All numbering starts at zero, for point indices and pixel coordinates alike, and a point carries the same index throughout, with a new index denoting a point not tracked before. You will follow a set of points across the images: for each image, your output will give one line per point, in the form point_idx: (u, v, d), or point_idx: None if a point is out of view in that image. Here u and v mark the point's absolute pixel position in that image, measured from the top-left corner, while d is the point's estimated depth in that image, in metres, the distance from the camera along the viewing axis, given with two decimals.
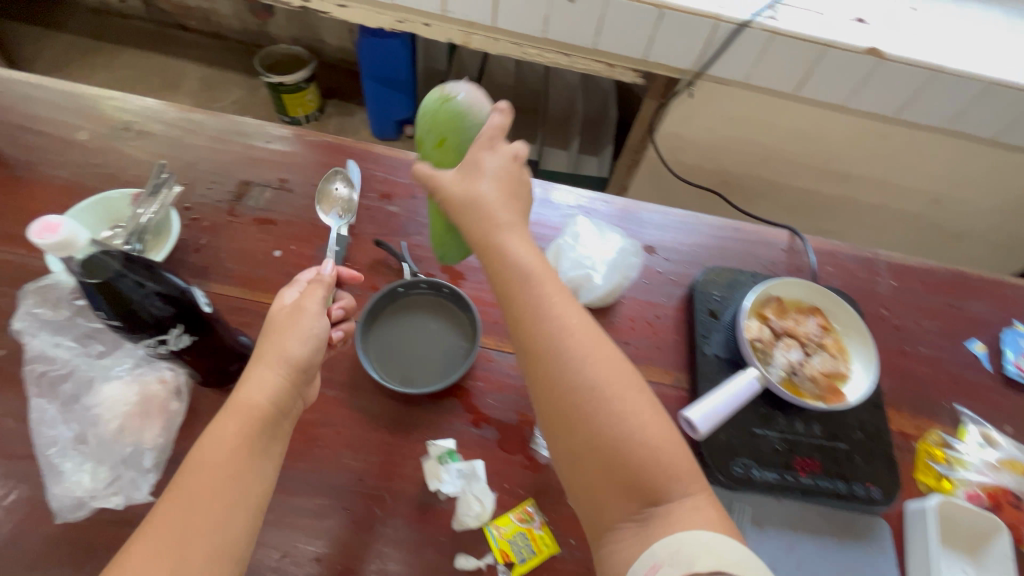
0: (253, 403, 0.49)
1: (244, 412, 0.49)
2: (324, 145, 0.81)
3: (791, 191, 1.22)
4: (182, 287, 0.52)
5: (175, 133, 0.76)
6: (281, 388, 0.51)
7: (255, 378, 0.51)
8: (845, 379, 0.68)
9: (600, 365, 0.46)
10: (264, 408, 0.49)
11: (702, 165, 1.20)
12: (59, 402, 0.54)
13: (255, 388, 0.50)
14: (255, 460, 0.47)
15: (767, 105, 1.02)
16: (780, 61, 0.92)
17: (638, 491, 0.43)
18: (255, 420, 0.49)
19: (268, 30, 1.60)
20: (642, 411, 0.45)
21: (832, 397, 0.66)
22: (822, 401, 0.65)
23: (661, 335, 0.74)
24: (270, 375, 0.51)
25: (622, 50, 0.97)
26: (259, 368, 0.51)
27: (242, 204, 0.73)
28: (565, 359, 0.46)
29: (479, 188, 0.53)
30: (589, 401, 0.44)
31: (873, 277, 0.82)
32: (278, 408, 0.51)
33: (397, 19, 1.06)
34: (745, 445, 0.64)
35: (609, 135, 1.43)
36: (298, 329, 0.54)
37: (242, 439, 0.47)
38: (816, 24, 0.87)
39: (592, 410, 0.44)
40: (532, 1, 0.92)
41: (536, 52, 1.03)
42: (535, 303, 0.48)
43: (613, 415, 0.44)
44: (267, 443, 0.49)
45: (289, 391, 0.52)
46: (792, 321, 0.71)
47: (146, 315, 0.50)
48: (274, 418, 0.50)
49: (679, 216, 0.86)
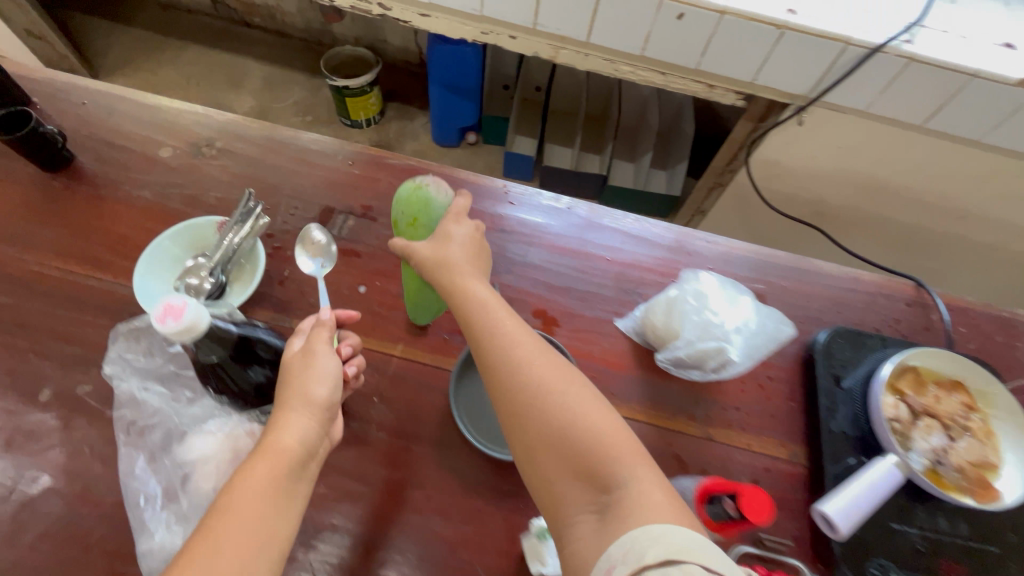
0: (283, 445, 0.43)
1: (271, 455, 0.42)
2: (407, 169, 0.75)
3: (897, 229, 1.03)
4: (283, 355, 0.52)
5: (259, 155, 0.73)
6: (307, 428, 0.44)
7: (280, 419, 0.44)
8: (997, 472, 0.56)
9: (544, 365, 0.46)
10: (294, 450, 0.43)
11: (796, 196, 1.03)
12: (148, 454, 0.50)
13: (282, 429, 0.44)
14: (280, 511, 0.41)
15: (888, 139, 0.86)
16: (914, 91, 0.77)
17: (592, 477, 0.41)
18: (284, 465, 0.42)
19: (332, 30, 1.56)
20: (579, 397, 0.44)
21: (986, 495, 0.54)
22: (975, 500, 0.53)
23: (774, 401, 0.63)
24: (302, 418, 0.45)
25: (727, 71, 0.84)
26: (287, 410, 0.45)
27: (325, 233, 0.69)
28: (508, 362, 0.46)
29: (449, 251, 0.55)
30: (528, 388, 0.45)
31: (1011, 342, 0.70)
32: (309, 452, 0.44)
33: (481, 30, 0.92)
34: (881, 543, 0.53)
35: (683, 153, 1.34)
36: (316, 370, 0.47)
37: (268, 486, 0.41)
38: (961, 49, 0.73)
39: (532, 398, 0.44)
40: (633, 16, 0.79)
41: (629, 69, 0.90)
42: (476, 311, 0.50)
43: (556, 408, 0.43)
44: (294, 491, 0.42)
45: (319, 432, 0.45)
46: (931, 397, 0.59)
47: (253, 386, 0.49)
48: (302, 462, 0.44)
49: (786, 258, 0.75)
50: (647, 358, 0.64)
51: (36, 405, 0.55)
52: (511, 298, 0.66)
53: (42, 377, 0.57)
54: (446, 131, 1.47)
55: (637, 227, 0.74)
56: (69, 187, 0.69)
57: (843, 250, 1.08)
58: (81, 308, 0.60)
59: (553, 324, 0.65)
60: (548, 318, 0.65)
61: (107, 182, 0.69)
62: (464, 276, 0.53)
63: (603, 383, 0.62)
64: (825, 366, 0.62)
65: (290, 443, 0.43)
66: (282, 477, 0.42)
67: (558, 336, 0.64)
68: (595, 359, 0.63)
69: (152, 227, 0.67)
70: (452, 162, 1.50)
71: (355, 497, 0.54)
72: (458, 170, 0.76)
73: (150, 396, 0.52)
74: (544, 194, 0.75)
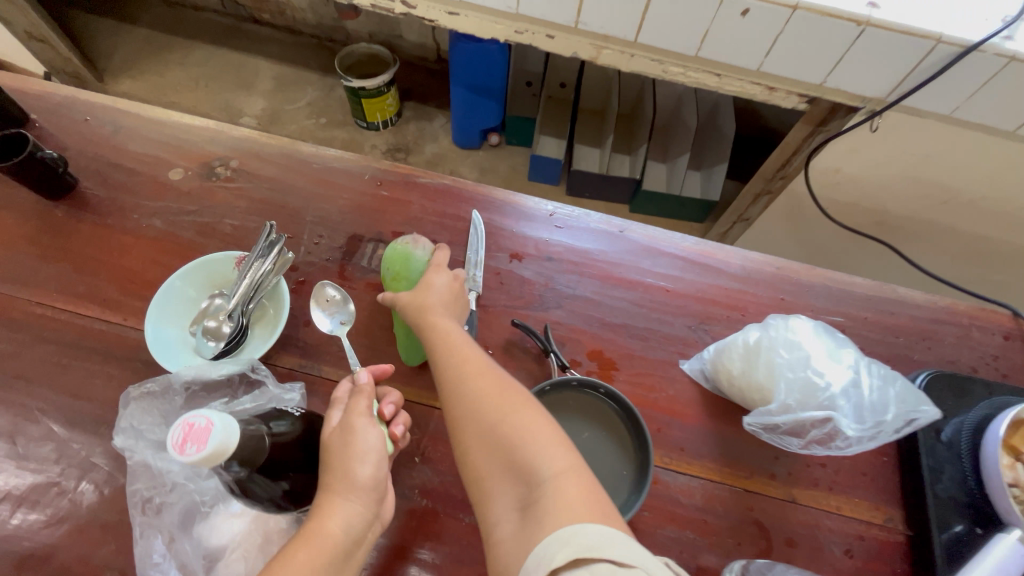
0: (328, 533, 0.37)
1: (316, 545, 0.37)
2: (441, 189, 0.68)
3: (969, 242, 0.94)
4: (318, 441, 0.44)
5: (279, 176, 0.66)
6: (352, 512, 0.39)
7: (323, 501, 0.39)
8: None
9: (481, 370, 0.45)
10: (339, 540, 0.38)
11: (857, 205, 0.95)
12: (169, 537, 0.44)
13: (327, 513, 0.38)
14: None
15: (970, 145, 0.77)
16: (1009, 94, 0.68)
17: (519, 477, 0.38)
18: (329, 557, 0.37)
19: (345, 26, 1.48)
20: (506, 396, 0.43)
21: None
22: None
23: (864, 455, 0.55)
24: (345, 500, 0.39)
25: (792, 72, 0.75)
26: (331, 494, 0.39)
27: (353, 264, 0.62)
28: (446, 373, 0.46)
29: (427, 297, 0.52)
30: (461, 390, 0.44)
31: None
32: (354, 541, 0.38)
33: (514, 29, 0.84)
34: None
35: (723, 155, 1.24)
36: (359, 448, 0.41)
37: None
38: None
39: (465, 397, 0.43)
40: (690, 13, 0.71)
41: (679, 71, 0.82)
42: (427, 326, 0.49)
43: (486, 411, 0.42)
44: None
45: (368, 516, 0.40)
46: None
47: (281, 493, 0.41)
48: (348, 552, 0.38)
49: (866, 285, 0.67)
50: (717, 406, 0.57)
51: (41, 470, 0.49)
52: (563, 338, 0.59)
53: (48, 436, 0.51)
54: (467, 133, 1.39)
55: (696, 250, 0.66)
56: (72, 216, 0.62)
57: (906, 262, 1.00)
58: (88, 356, 0.54)
59: (610, 367, 0.58)
60: (605, 360, 0.58)
61: (114, 209, 0.63)
62: (431, 308, 0.51)
63: (670, 436, 0.55)
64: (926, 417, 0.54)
65: (337, 531, 0.38)
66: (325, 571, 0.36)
67: (618, 381, 0.57)
68: (659, 407, 0.56)
69: (164, 261, 0.60)
70: (474, 165, 1.43)
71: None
72: (497, 189, 0.69)
73: (168, 468, 0.45)
74: (591, 215, 0.68)
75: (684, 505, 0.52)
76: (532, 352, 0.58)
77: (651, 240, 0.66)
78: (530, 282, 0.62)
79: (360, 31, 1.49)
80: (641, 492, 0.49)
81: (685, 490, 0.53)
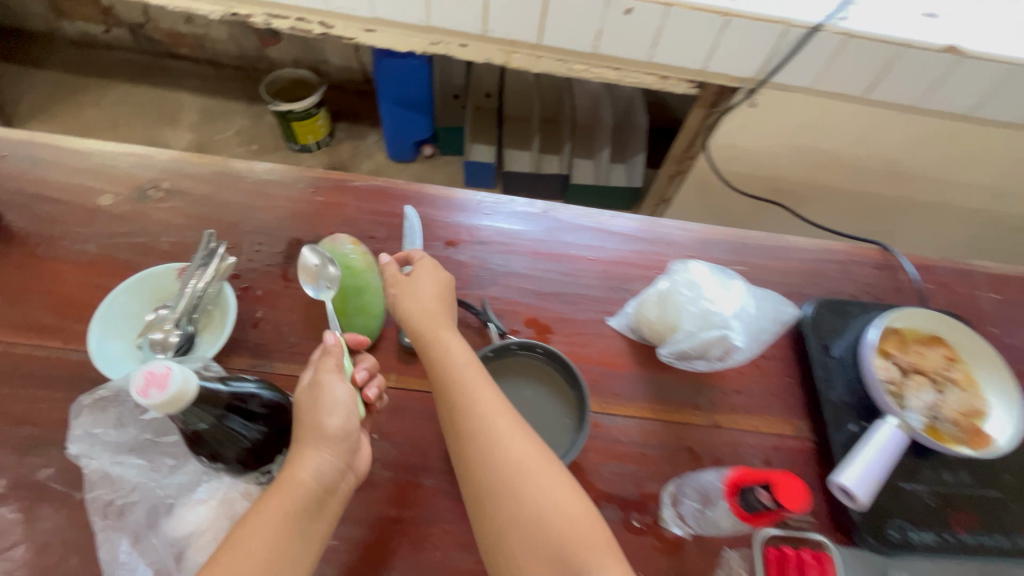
0: (301, 483, 0.41)
1: (290, 496, 0.40)
2: (374, 190, 0.72)
3: (852, 197, 1.07)
4: (277, 406, 0.46)
5: (212, 192, 0.69)
6: (323, 463, 0.42)
7: (296, 455, 0.42)
8: (985, 416, 0.59)
9: (517, 442, 0.45)
10: (310, 490, 0.41)
11: (756, 175, 1.06)
12: (132, 536, 0.45)
13: (299, 464, 0.41)
14: (297, 555, 0.39)
15: (834, 113, 0.90)
16: (852, 66, 0.81)
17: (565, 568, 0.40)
18: (303, 506, 0.40)
19: (268, 53, 1.50)
20: (549, 476, 0.44)
21: (978, 442, 0.57)
22: (969, 447, 0.56)
23: (772, 379, 0.63)
24: (315, 454, 0.42)
25: (679, 61, 0.85)
26: (302, 444, 0.43)
27: (296, 266, 0.65)
28: (482, 439, 0.45)
29: (438, 322, 0.53)
30: (501, 467, 0.44)
31: (973, 293, 0.74)
32: (326, 491, 0.42)
33: (431, 41, 0.90)
34: (894, 503, 0.54)
35: (640, 144, 1.35)
36: (327, 400, 0.44)
37: (283, 528, 0.39)
38: (891, 22, 0.77)
39: (503, 475, 0.44)
40: (583, 14, 0.80)
41: (583, 68, 0.90)
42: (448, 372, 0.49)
43: (523, 491, 0.43)
44: (311, 533, 0.41)
45: (339, 467, 0.43)
46: (916, 354, 0.62)
47: (242, 450, 0.43)
48: (320, 501, 0.41)
49: (763, 238, 0.76)
50: (644, 354, 0.64)
51: None
52: (502, 311, 0.64)
53: None
54: (401, 146, 1.44)
55: (611, 222, 0.74)
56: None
57: (804, 222, 1.13)
58: (31, 382, 0.54)
59: (546, 332, 0.64)
60: (541, 325, 0.64)
61: (42, 239, 0.63)
62: (451, 348, 0.50)
63: (605, 385, 0.61)
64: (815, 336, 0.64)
65: (309, 482, 0.41)
66: (299, 518, 0.40)
67: (554, 343, 0.63)
68: (593, 361, 0.62)
69: (103, 283, 0.61)
70: (411, 177, 1.47)
71: (365, 544, 0.50)
72: (427, 185, 0.74)
73: (129, 471, 0.47)
74: (516, 201, 0.74)
75: (623, 442, 0.58)
76: (474, 326, 0.63)
77: (570, 218, 0.73)
78: (466, 265, 0.68)
79: (283, 58, 1.51)
80: (582, 434, 0.54)
81: (623, 429, 0.59)
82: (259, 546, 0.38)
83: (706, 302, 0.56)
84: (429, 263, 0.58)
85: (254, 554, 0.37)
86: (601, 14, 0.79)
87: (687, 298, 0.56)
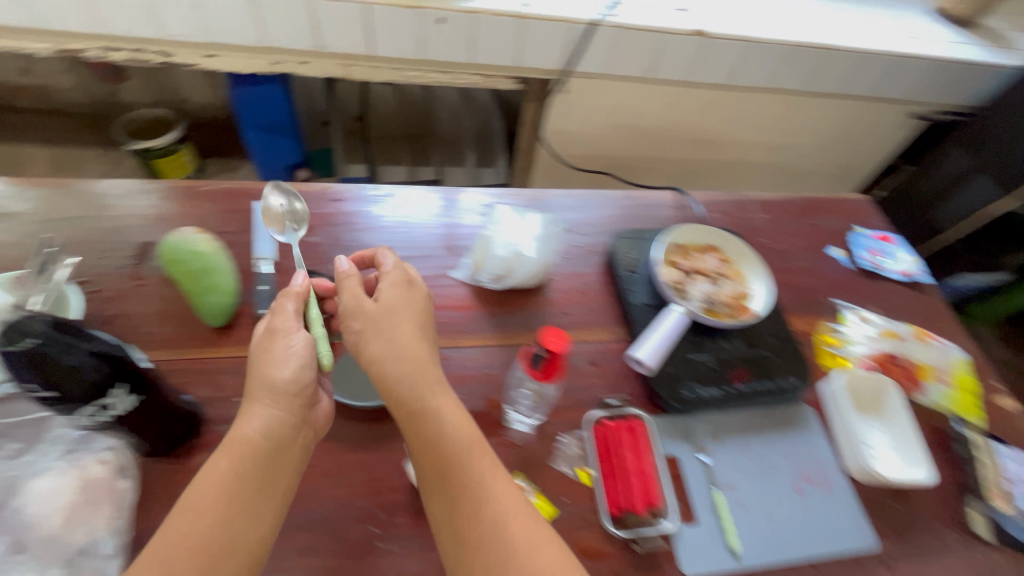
0: (245, 437, 0.54)
1: (236, 453, 0.53)
2: (227, 193, 0.81)
3: (667, 163, 1.35)
4: (113, 346, 0.51)
5: (58, 214, 0.74)
6: (281, 425, 0.56)
7: (244, 420, 0.56)
8: (748, 295, 0.82)
9: (509, 506, 0.54)
10: (263, 442, 0.54)
11: (589, 154, 1.29)
12: None
13: (247, 424, 0.55)
14: (260, 502, 0.52)
15: (631, 89, 1.14)
16: (631, 49, 1.05)
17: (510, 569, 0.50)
18: (257, 453, 0.53)
19: (119, 96, 1.47)
20: (523, 513, 0.54)
21: (741, 312, 0.80)
22: (736, 317, 0.78)
23: (591, 300, 0.81)
24: (259, 413, 0.56)
25: (497, 59, 1.06)
26: (255, 402, 0.56)
27: (145, 266, 0.73)
28: (478, 495, 0.54)
29: (427, 364, 0.62)
30: (501, 540, 0.51)
31: (750, 215, 0.98)
32: (272, 442, 0.55)
33: (271, 61, 1.08)
34: (686, 371, 0.75)
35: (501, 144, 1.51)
36: (279, 354, 0.59)
37: (231, 477, 0.51)
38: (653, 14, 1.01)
39: (495, 543, 0.51)
40: (405, 26, 0.99)
41: (417, 72, 1.10)
42: (440, 433, 0.57)
43: (509, 552, 0.51)
44: (270, 490, 0.53)
45: (289, 432, 0.56)
46: (696, 261, 0.84)
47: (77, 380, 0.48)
48: (273, 457, 0.54)
49: (582, 197, 0.95)
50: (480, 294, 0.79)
51: None
52: None
53: None
54: (274, 169, 1.36)
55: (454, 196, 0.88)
56: None
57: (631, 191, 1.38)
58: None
59: None
60: None
61: None
62: (449, 419, 0.58)
63: (451, 325, 0.75)
64: (614, 257, 0.85)
65: (254, 436, 0.54)
66: (255, 468, 0.53)
67: None
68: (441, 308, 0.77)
69: None
70: None
71: None
72: None
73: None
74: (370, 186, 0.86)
75: (469, 367, 0.72)
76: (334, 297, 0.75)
77: (419, 198, 0.87)
78: (320, 246, 0.80)
79: (138, 99, 1.49)
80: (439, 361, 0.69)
81: (469, 358, 0.73)
82: (207, 497, 0.50)
83: (504, 235, 0.80)
84: (412, 280, 0.68)
85: (204, 501, 0.50)
86: (418, 28, 0.98)
87: (493, 233, 0.80)
